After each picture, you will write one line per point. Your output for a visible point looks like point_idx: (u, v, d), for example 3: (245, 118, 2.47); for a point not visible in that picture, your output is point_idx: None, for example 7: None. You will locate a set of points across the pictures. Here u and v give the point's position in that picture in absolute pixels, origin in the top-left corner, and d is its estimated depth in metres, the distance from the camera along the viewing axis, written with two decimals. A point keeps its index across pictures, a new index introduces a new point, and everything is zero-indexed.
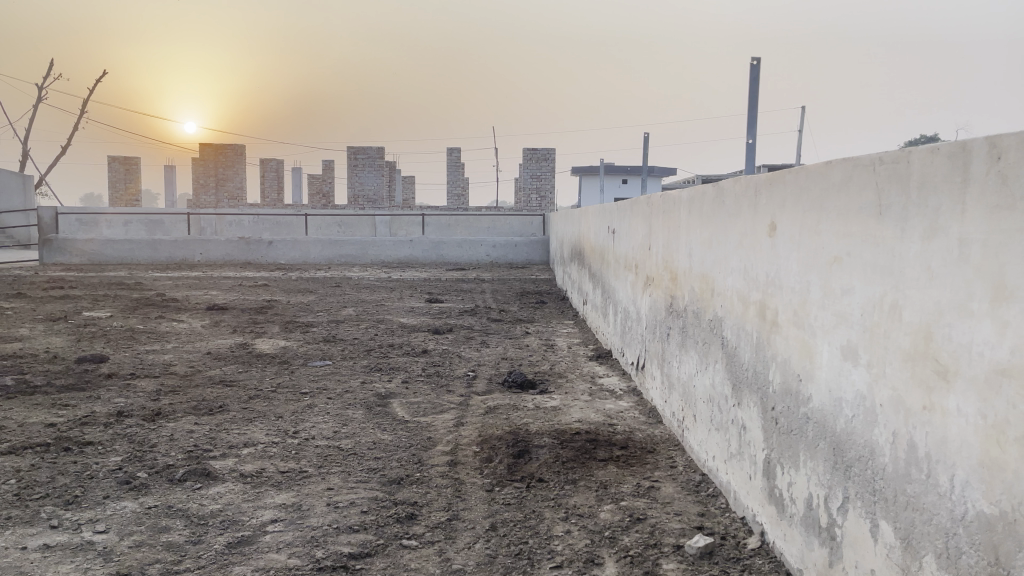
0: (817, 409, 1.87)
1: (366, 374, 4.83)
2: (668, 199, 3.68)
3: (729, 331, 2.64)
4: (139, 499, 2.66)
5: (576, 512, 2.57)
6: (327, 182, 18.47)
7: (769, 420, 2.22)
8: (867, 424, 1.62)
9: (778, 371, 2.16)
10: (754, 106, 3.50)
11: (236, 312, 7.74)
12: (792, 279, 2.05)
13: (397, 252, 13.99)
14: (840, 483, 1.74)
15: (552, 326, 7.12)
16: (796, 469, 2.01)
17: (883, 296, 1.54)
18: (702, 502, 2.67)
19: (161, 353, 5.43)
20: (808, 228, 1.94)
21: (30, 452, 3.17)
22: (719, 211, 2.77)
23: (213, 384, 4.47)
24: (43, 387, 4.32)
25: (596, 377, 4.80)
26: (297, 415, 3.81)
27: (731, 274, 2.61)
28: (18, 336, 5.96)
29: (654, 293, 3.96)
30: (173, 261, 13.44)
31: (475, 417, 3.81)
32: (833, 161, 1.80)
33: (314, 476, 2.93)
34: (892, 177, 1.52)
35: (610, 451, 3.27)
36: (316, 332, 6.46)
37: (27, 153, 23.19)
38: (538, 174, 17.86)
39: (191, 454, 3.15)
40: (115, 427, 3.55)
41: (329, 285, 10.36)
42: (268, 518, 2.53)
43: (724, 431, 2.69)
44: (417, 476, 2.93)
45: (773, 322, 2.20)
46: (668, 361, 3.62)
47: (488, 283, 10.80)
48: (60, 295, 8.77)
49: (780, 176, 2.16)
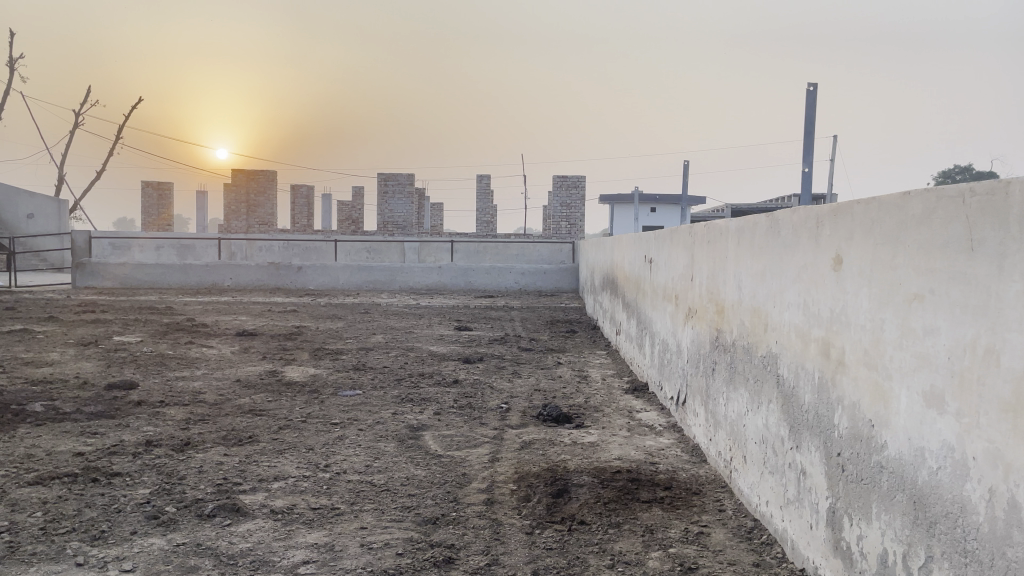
0: (893, 457, 1.74)
1: (397, 404, 4.72)
2: (714, 229, 3.56)
3: (785, 369, 2.50)
4: (166, 536, 2.57)
5: (622, 559, 2.43)
6: (357, 208, 18.56)
7: (834, 467, 2.08)
8: (956, 478, 1.48)
9: (845, 415, 2.02)
10: (811, 133, 3.39)
11: (265, 338, 7.68)
12: (862, 317, 1.92)
13: (426, 278, 13.96)
14: (923, 540, 1.60)
15: (585, 356, 6.97)
16: (867, 522, 1.87)
17: (977, 338, 1.41)
18: (755, 551, 2.52)
19: (191, 380, 5.37)
20: (881, 263, 1.82)
21: (58, 482, 3.09)
22: (773, 242, 2.66)
23: (242, 413, 4.39)
24: (72, 414, 4.27)
25: (633, 411, 4.65)
26: (328, 447, 3.71)
27: (788, 308, 2.48)
28: (49, 361, 5.94)
29: (698, 326, 3.83)
30: (204, 285, 13.52)
31: (510, 453, 3.68)
32: (912, 192, 1.68)
33: (346, 513, 2.82)
34: (985, 209, 1.40)
35: (653, 491, 3.13)
36: (345, 360, 6.38)
37: (63, 178, 23.72)
38: (568, 202, 17.77)
39: (220, 487, 3.07)
40: (143, 457, 3.48)
41: (358, 312, 10.34)
42: (299, 559, 2.42)
43: (780, 474, 2.54)
44: (453, 516, 2.81)
45: (838, 362, 2.07)
46: (713, 398, 3.48)
47: (518, 311, 10.70)
48: (91, 320, 8.80)
49: (846, 207, 2.04)
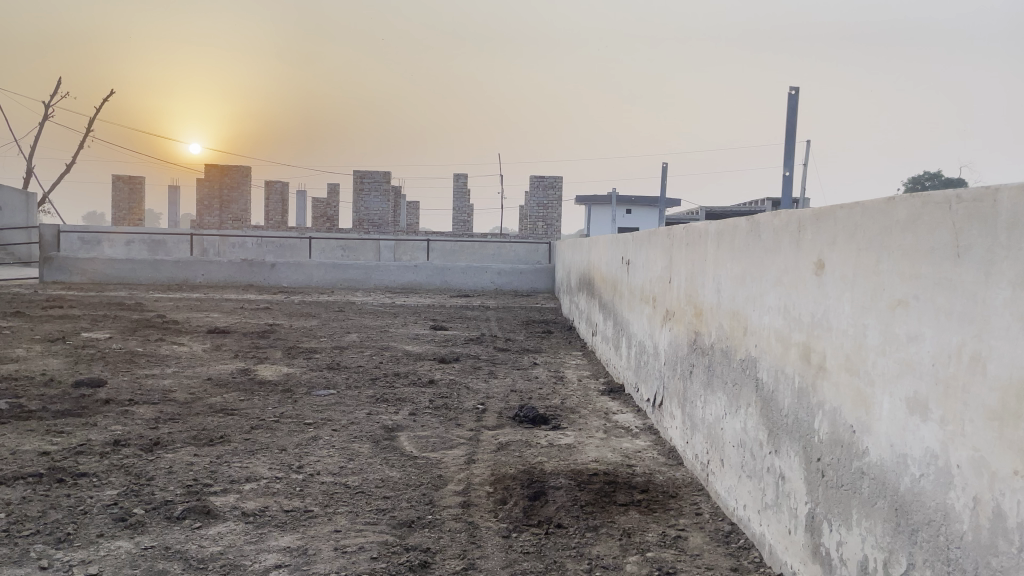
0: (875, 464, 1.73)
1: (372, 404, 4.67)
2: (694, 232, 3.56)
3: (765, 373, 2.50)
4: (134, 539, 2.50)
5: (600, 564, 2.41)
6: (332, 206, 18.42)
7: (814, 472, 2.07)
8: (939, 485, 1.48)
9: (826, 420, 2.01)
10: (792, 137, 3.39)
11: (238, 336, 7.57)
12: (844, 322, 1.92)
13: (401, 277, 13.89)
14: (905, 548, 1.59)
15: (560, 357, 6.96)
16: (847, 528, 1.86)
17: (962, 346, 1.40)
18: (733, 555, 2.51)
19: (161, 378, 5.27)
20: (864, 268, 1.81)
21: (22, 483, 3.01)
22: (754, 245, 2.65)
23: (214, 412, 4.31)
24: (38, 412, 4.16)
25: (609, 413, 4.64)
26: (302, 448, 3.65)
27: (767, 312, 2.48)
28: (14, 357, 5.80)
29: (675, 328, 3.82)
30: (175, 281, 13.32)
31: (487, 455, 3.64)
32: (897, 198, 1.68)
33: (320, 516, 2.77)
34: (972, 215, 1.40)
35: (630, 494, 3.12)
36: (319, 359, 6.31)
37: (32, 170, 23.32)
38: (544, 202, 17.78)
39: (190, 488, 3.00)
40: (112, 457, 3.40)
41: (333, 310, 10.25)
42: (271, 563, 2.36)
43: (758, 478, 2.54)
44: (428, 519, 2.77)
45: (819, 367, 2.06)
46: (690, 400, 3.48)
47: (494, 311, 10.68)
48: (59, 315, 8.63)
49: (829, 211, 2.04)
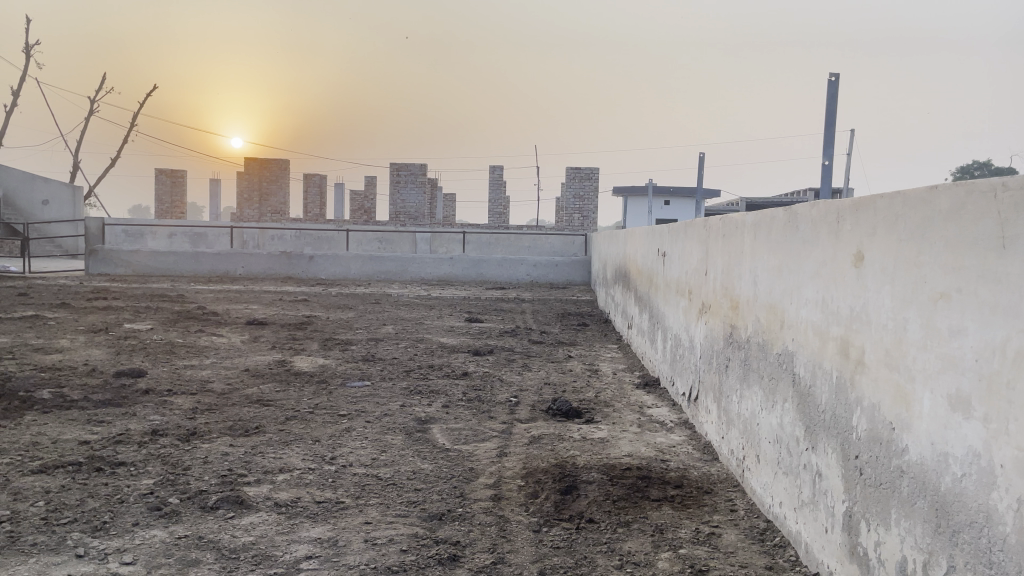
0: (915, 462, 1.67)
1: (405, 396, 4.68)
2: (730, 223, 3.49)
3: (802, 368, 2.44)
4: (169, 528, 2.53)
5: (631, 560, 2.38)
6: (370, 198, 18.54)
7: (852, 469, 2.02)
8: (982, 486, 1.42)
9: (864, 417, 1.95)
10: (830, 125, 3.30)
11: (275, 327, 7.65)
12: (883, 316, 1.85)
13: (437, 269, 13.93)
14: (945, 550, 1.53)
15: (596, 350, 6.91)
16: (886, 528, 1.81)
17: (1006, 341, 1.34)
18: (768, 553, 2.46)
19: (200, 369, 5.34)
20: (905, 260, 1.75)
21: (62, 471, 3.07)
22: (791, 236, 2.59)
23: (250, 403, 4.36)
24: (79, 402, 4.24)
25: (644, 407, 4.59)
26: (335, 439, 3.67)
27: (805, 305, 2.42)
28: (59, 348, 5.93)
29: (711, 321, 3.76)
30: (216, 274, 13.52)
31: (519, 448, 3.63)
32: (940, 186, 1.61)
33: (351, 507, 2.78)
34: (1019, 204, 1.33)
35: (663, 490, 3.07)
36: (354, 351, 6.35)
37: (79, 165, 23.91)
38: (580, 194, 17.69)
39: (225, 478, 3.03)
40: (149, 446, 3.45)
41: (369, 302, 10.32)
42: (302, 554, 2.37)
43: (794, 475, 2.48)
44: (458, 513, 2.76)
45: (858, 362, 2.00)
46: (726, 395, 3.41)
47: (529, 303, 10.67)
48: (103, 306, 8.80)
49: (869, 201, 1.98)
